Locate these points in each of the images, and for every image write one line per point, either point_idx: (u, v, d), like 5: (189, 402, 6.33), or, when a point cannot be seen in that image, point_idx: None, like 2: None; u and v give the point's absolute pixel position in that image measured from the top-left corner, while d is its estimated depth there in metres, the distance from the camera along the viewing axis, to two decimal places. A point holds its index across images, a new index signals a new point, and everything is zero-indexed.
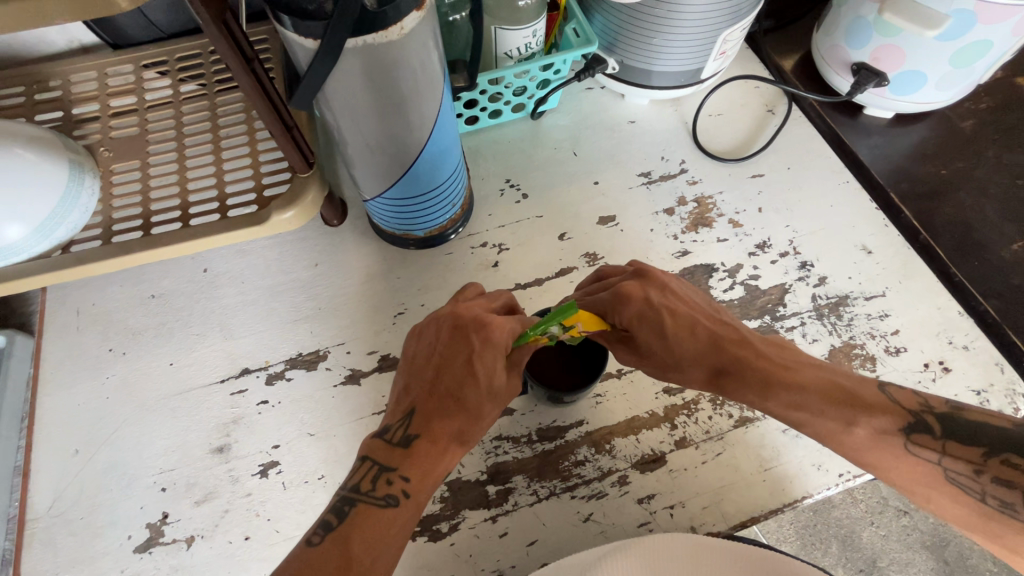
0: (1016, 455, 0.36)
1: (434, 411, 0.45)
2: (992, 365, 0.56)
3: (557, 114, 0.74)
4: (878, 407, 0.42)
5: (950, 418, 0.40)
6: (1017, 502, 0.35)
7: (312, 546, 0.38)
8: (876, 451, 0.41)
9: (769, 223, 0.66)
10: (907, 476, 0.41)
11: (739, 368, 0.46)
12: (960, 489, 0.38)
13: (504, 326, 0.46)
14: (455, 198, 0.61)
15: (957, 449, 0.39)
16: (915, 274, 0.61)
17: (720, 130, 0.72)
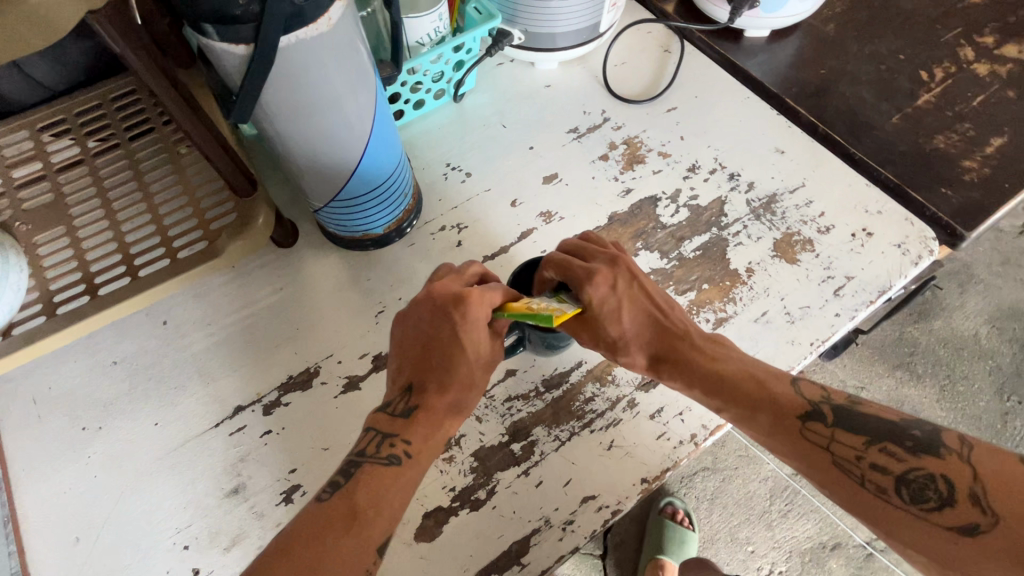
0: (893, 444, 0.44)
1: (431, 382, 0.46)
2: (904, 221, 0.65)
3: (477, 94, 0.77)
4: (784, 396, 0.49)
5: (844, 408, 0.47)
6: (889, 485, 0.43)
7: (321, 503, 0.40)
8: (777, 436, 0.48)
9: (692, 148, 0.72)
10: (800, 459, 0.47)
11: (676, 356, 0.52)
12: (844, 473, 0.45)
13: (482, 300, 0.47)
14: (405, 189, 0.62)
15: (844, 436, 0.46)
16: (823, 163, 0.70)
17: (628, 76, 0.78)
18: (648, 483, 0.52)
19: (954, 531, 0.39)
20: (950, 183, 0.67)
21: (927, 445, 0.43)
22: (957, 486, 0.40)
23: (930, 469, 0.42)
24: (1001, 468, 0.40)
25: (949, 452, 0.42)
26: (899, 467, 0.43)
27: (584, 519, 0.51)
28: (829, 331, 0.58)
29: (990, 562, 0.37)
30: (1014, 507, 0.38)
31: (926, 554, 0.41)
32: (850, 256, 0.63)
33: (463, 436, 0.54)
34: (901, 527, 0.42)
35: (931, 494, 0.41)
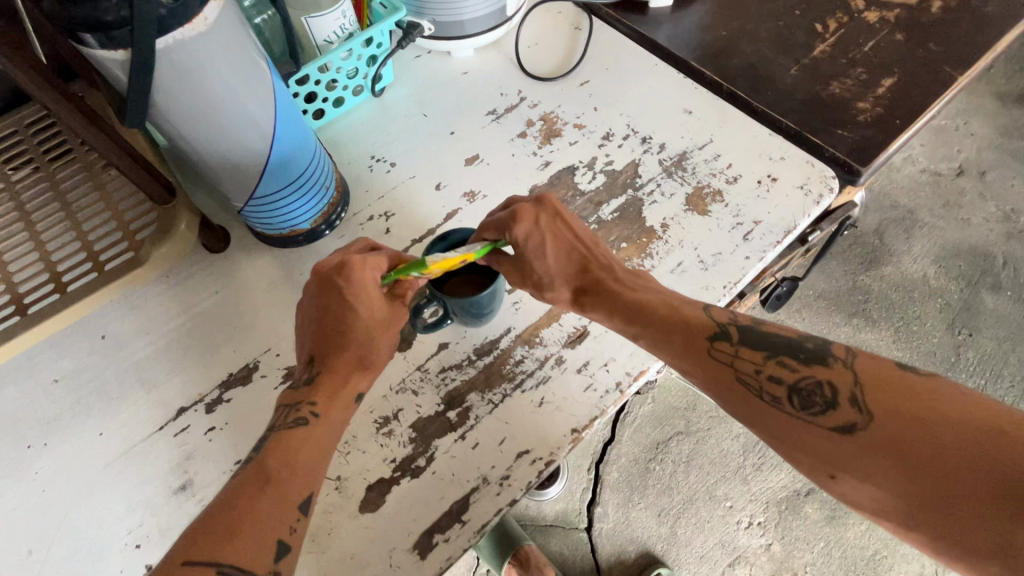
0: (788, 357, 0.48)
1: (329, 348, 0.52)
2: (805, 164, 0.68)
3: (397, 87, 0.79)
4: (696, 321, 0.52)
5: (748, 328, 0.50)
6: (782, 395, 0.46)
7: (239, 476, 0.46)
8: (688, 355, 0.50)
9: (606, 117, 0.75)
10: (707, 377, 0.50)
11: (596, 289, 0.55)
12: (745, 385, 0.48)
13: (363, 263, 0.52)
14: (326, 180, 0.63)
15: (746, 352, 0.49)
16: (729, 118, 0.73)
17: (541, 56, 0.81)
18: (578, 433, 0.55)
19: (836, 430, 0.43)
20: (845, 125, 0.71)
21: (818, 356, 0.47)
22: (840, 391, 0.44)
23: (819, 377, 0.46)
24: (876, 372, 0.44)
25: (835, 361, 0.46)
26: (792, 377, 0.46)
27: (519, 473, 0.53)
28: (739, 274, 0.62)
29: (865, 455, 0.41)
30: (885, 406, 0.42)
31: (810, 454, 0.44)
32: (757, 202, 0.66)
33: (400, 410, 0.56)
34: (791, 431, 0.45)
35: (818, 399, 0.45)
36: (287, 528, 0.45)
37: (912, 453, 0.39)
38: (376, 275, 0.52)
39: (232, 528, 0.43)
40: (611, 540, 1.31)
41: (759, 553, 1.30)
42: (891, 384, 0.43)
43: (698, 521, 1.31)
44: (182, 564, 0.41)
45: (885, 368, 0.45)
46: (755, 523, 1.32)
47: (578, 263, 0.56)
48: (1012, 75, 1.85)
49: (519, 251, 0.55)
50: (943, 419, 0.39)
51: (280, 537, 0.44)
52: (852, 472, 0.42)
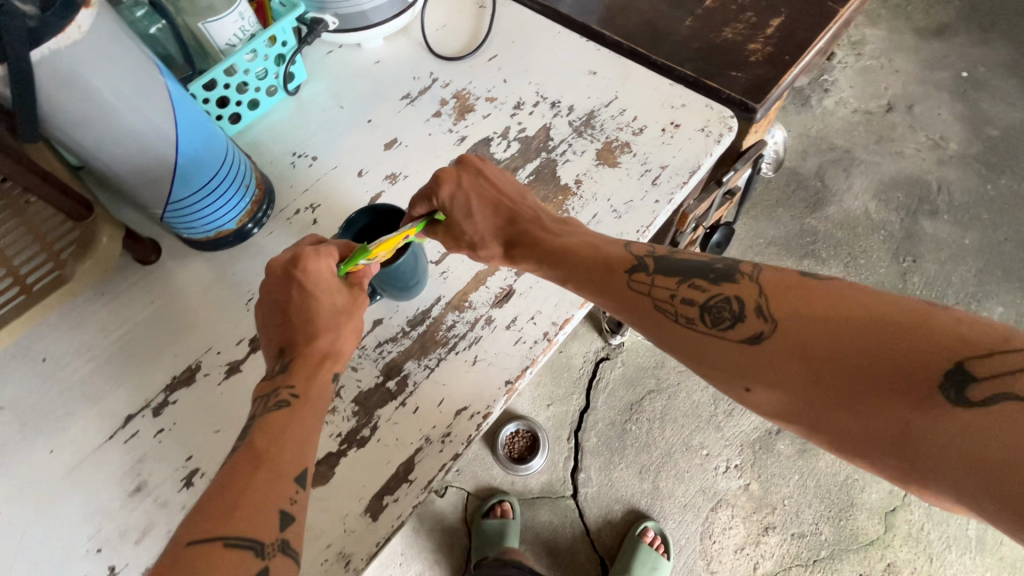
0: (699, 279, 0.49)
1: (297, 337, 0.54)
2: (705, 108, 0.72)
3: (312, 83, 0.80)
4: (614, 258, 0.53)
5: (664, 258, 0.52)
6: (695, 315, 0.47)
7: (230, 462, 0.46)
8: (610, 289, 0.52)
9: (516, 87, 0.77)
10: (625, 308, 0.51)
11: (525, 239, 0.57)
12: (661, 311, 0.49)
13: (317, 252, 0.53)
14: (246, 180, 0.65)
15: (661, 280, 0.50)
16: (631, 74, 0.76)
17: (449, 37, 0.83)
18: (512, 384, 0.58)
19: (746, 343, 0.44)
20: (739, 67, 0.75)
21: (726, 274, 0.48)
22: (746, 303, 0.45)
23: (726, 293, 0.46)
24: (779, 280, 0.45)
25: (741, 277, 0.46)
26: (703, 297, 0.47)
27: (459, 428, 0.56)
28: (650, 217, 0.65)
29: (773, 362, 0.42)
30: (787, 312, 0.42)
31: (727, 370, 0.45)
32: (662, 148, 0.70)
33: (341, 387, 0.59)
34: (708, 350, 0.47)
35: (726, 315, 0.45)
36: (288, 499, 0.46)
37: (813, 354, 0.40)
38: (333, 262, 0.54)
39: (233, 505, 0.43)
40: (597, 503, 1.35)
41: (740, 494, 1.34)
42: (795, 290, 0.43)
43: (677, 472, 1.36)
44: (186, 545, 0.41)
45: (789, 277, 0.45)
46: (732, 467, 1.36)
47: (507, 217, 0.58)
48: (929, 10, 1.92)
49: (447, 215, 0.58)
50: (840, 317, 0.39)
51: (283, 507, 0.45)
52: (764, 382, 0.42)
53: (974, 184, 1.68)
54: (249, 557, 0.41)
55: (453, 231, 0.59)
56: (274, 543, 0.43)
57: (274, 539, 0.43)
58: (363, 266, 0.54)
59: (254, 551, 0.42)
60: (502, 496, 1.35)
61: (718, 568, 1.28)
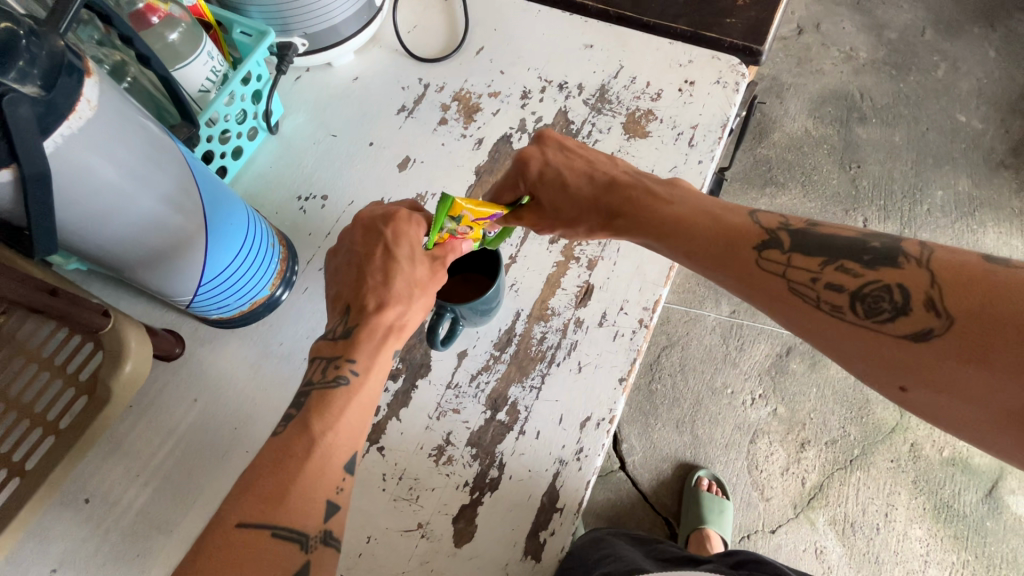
0: (849, 261, 0.43)
1: (369, 301, 0.49)
2: (712, 60, 0.71)
3: (291, 117, 0.72)
4: (740, 232, 0.48)
5: (804, 234, 0.46)
6: (843, 303, 0.42)
7: (278, 435, 0.44)
8: (735, 269, 0.48)
9: (516, 76, 0.73)
10: (757, 292, 0.46)
11: (630, 210, 0.54)
12: (800, 297, 0.44)
13: (410, 218, 0.51)
14: (269, 240, 0.57)
15: (801, 260, 0.45)
16: (628, 40, 0.74)
17: (425, 38, 0.77)
18: (626, 380, 0.55)
19: (909, 337, 0.39)
20: (730, 13, 0.74)
21: (886, 257, 0.42)
22: (910, 292, 0.39)
23: (886, 280, 0.41)
24: (958, 264, 0.39)
25: (907, 261, 0.40)
26: (855, 284, 0.42)
27: (590, 440, 0.53)
28: (699, 181, 0.64)
29: (940, 362, 0.38)
30: (968, 305, 0.37)
31: (880, 365, 0.41)
32: (686, 108, 0.69)
33: (450, 433, 0.54)
34: (855, 340, 0.42)
35: (885, 306, 0.40)
36: (335, 489, 0.43)
37: (997, 356, 0.35)
38: (421, 231, 0.51)
39: (282, 492, 0.40)
40: (645, 467, 1.37)
41: (770, 421, 1.40)
42: (980, 281, 0.37)
43: (711, 417, 1.39)
44: (234, 527, 0.39)
45: (971, 263, 0.39)
46: (757, 397, 1.41)
47: (604, 185, 0.55)
48: None
49: (536, 188, 0.57)
50: None
51: (331, 498, 0.42)
52: (924, 383, 0.38)
53: (889, 85, 1.81)
54: (292, 551, 0.39)
55: (545, 209, 0.58)
56: (318, 535, 0.41)
57: (319, 531, 0.41)
58: (448, 235, 0.50)
59: (299, 544, 0.40)
60: None
61: (771, 494, 1.34)
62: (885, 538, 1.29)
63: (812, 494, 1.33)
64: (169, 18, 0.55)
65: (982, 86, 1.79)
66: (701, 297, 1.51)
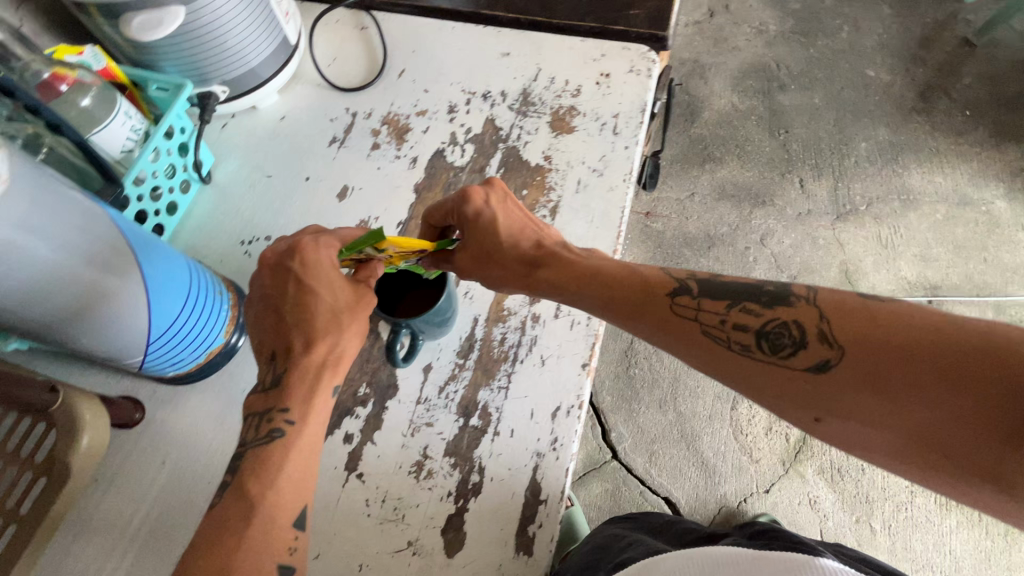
0: (750, 303, 0.45)
1: (296, 339, 0.49)
2: (622, 51, 0.75)
3: (223, 165, 0.73)
4: (654, 282, 0.50)
5: (707, 281, 0.49)
6: (751, 342, 0.44)
7: (211, 508, 0.43)
8: (653, 315, 0.49)
9: (440, 93, 0.76)
10: (674, 334, 0.47)
11: (554, 264, 0.55)
12: (712, 339, 0.46)
13: (316, 242, 0.51)
14: (214, 287, 0.56)
15: (708, 304, 0.47)
16: (542, 43, 0.77)
17: (346, 69, 0.79)
18: (588, 365, 0.57)
19: (811, 370, 0.41)
20: (633, 6, 0.78)
21: (781, 297, 0.44)
22: (806, 329, 0.42)
23: (782, 318, 0.43)
24: (840, 300, 0.42)
25: (798, 300, 0.43)
26: (758, 322, 0.44)
27: (563, 429, 0.54)
28: (629, 166, 0.67)
29: (843, 390, 0.39)
30: (854, 335, 0.39)
31: (792, 400, 0.42)
32: (605, 99, 0.72)
33: (427, 447, 0.55)
34: (767, 377, 0.43)
35: (787, 341, 0.42)
36: (284, 550, 0.43)
37: (892, 381, 0.37)
38: (332, 254, 0.51)
39: (218, 569, 0.40)
40: (636, 453, 1.39)
41: None
42: (860, 312, 0.40)
43: (690, 391, 1.43)
44: None
45: (851, 299, 0.42)
46: None
47: (534, 246, 0.56)
48: None
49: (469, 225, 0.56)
50: (920, 343, 0.36)
51: (277, 562, 0.43)
52: (832, 412, 0.40)
53: (800, 52, 1.92)
54: None
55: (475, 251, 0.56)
56: None
57: None
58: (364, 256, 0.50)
59: None
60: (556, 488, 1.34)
61: (760, 455, 1.37)
62: (871, 477, 1.34)
63: (798, 448, 1.37)
64: (78, 84, 0.56)
65: (883, 41, 1.91)
66: None
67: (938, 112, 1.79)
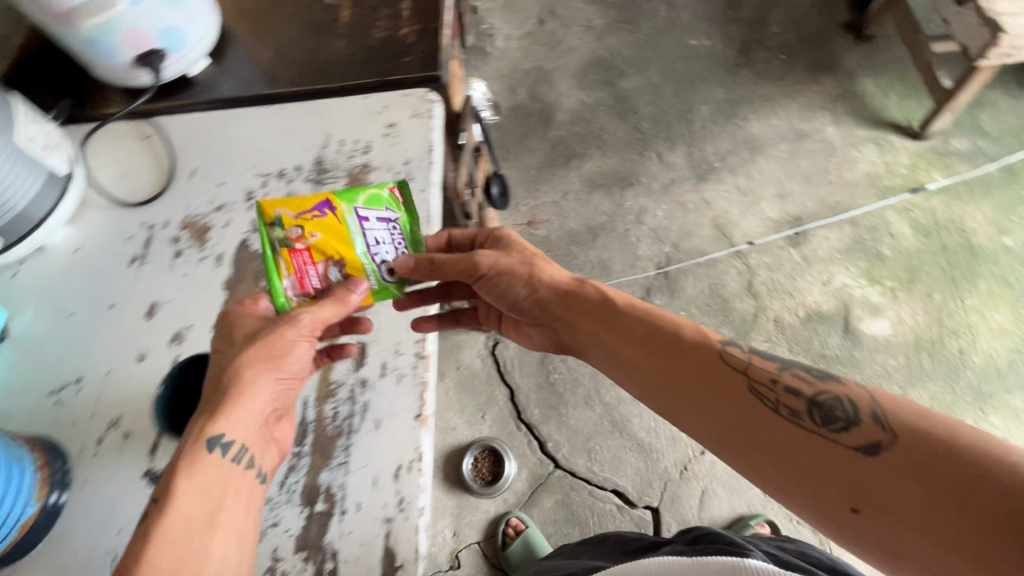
0: (802, 376, 0.57)
1: None
2: (403, 98, 0.78)
3: (18, 316, 0.69)
4: (708, 351, 0.62)
5: (766, 356, 0.61)
6: (800, 407, 0.55)
7: None
8: (703, 373, 0.60)
9: (235, 182, 0.75)
10: (718, 382, 0.59)
11: (614, 319, 0.68)
12: (759, 396, 0.57)
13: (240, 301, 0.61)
14: (8, 458, 0.53)
15: (758, 370, 0.59)
16: (326, 109, 0.79)
17: (135, 182, 0.77)
18: (421, 416, 0.58)
19: (860, 449, 0.49)
20: (405, 53, 0.81)
21: (831, 381, 0.56)
22: (858, 404, 0.52)
23: (835, 395, 0.55)
24: (893, 399, 0.52)
25: (849, 383, 0.55)
26: (811, 393, 0.55)
27: (406, 487, 0.55)
28: (427, 209, 0.70)
29: (878, 472, 0.47)
30: (903, 426, 0.48)
31: (834, 488, 0.50)
32: (395, 149, 0.74)
33: (276, 548, 0.54)
34: (804, 443, 0.53)
35: (838, 416, 0.53)
36: None
37: (930, 478, 0.45)
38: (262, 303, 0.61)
39: None
40: (576, 455, 1.41)
41: None
42: (910, 407, 0.50)
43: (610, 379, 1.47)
44: None
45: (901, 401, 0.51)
46: None
47: (598, 304, 0.70)
48: None
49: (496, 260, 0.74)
50: (956, 454, 0.44)
51: None
52: (867, 498, 0.47)
53: (629, 38, 2.06)
54: None
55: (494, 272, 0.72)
56: None
57: None
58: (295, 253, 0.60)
59: None
60: (508, 515, 1.33)
61: None
62: None
63: None
64: None
65: (697, 12, 2.08)
66: None
67: (759, 62, 1.96)
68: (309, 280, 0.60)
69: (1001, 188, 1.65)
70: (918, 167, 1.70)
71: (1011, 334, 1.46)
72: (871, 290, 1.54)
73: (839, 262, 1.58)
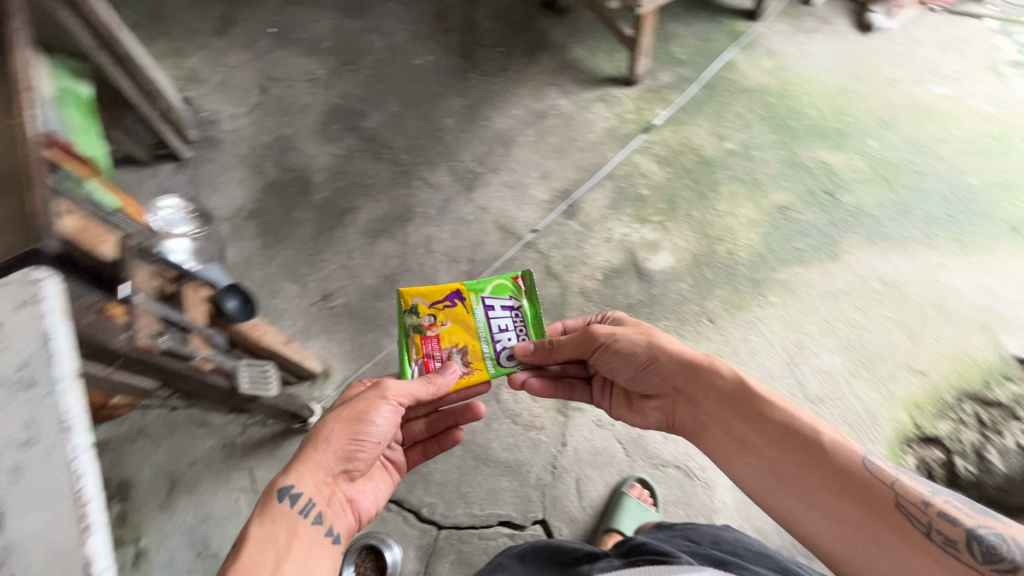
0: (948, 507, 0.67)
1: None
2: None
3: None
4: (860, 468, 0.71)
5: (907, 480, 0.70)
6: (940, 536, 0.65)
7: None
8: (849, 486, 0.70)
9: None
10: (865, 489, 0.70)
11: (771, 425, 0.78)
12: (907, 518, 0.67)
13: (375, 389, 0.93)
14: None
15: (905, 491, 0.69)
16: None
17: None
18: None
19: None
20: None
21: (956, 521, 0.66)
22: (992, 556, 0.62)
23: (967, 537, 0.64)
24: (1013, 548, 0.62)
25: (976, 531, 0.64)
26: (954, 531, 0.65)
27: None
28: (64, 416, 0.56)
29: None
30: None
31: None
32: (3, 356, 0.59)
33: None
34: (942, 565, 0.64)
35: (979, 554, 0.63)
36: None
37: None
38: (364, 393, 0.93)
39: None
40: (453, 508, 1.35)
41: None
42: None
43: None
44: None
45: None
46: None
47: (761, 409, 0.80)
48: (210, 28, 2.19)
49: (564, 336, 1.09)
50: None
51: None
52: None
53: (356, 80, 2.05)
54: None
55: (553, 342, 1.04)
56: None
57: None
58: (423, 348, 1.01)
59: None
60: None
61: (541, 421, 1.43)
62: None
63: None
64: None
65: (410, 36, 2.14)
66: (372, 342, 1.56)
67: (481, 62, 2.05)
68: (430, 363, 1.01)
69: (709, 102, 1.89)
70: (642, 109, 1.89)
71: (758, 221, 1.67)
72: (645, 230, 1.68)
73: (609, 214, 1.71)
